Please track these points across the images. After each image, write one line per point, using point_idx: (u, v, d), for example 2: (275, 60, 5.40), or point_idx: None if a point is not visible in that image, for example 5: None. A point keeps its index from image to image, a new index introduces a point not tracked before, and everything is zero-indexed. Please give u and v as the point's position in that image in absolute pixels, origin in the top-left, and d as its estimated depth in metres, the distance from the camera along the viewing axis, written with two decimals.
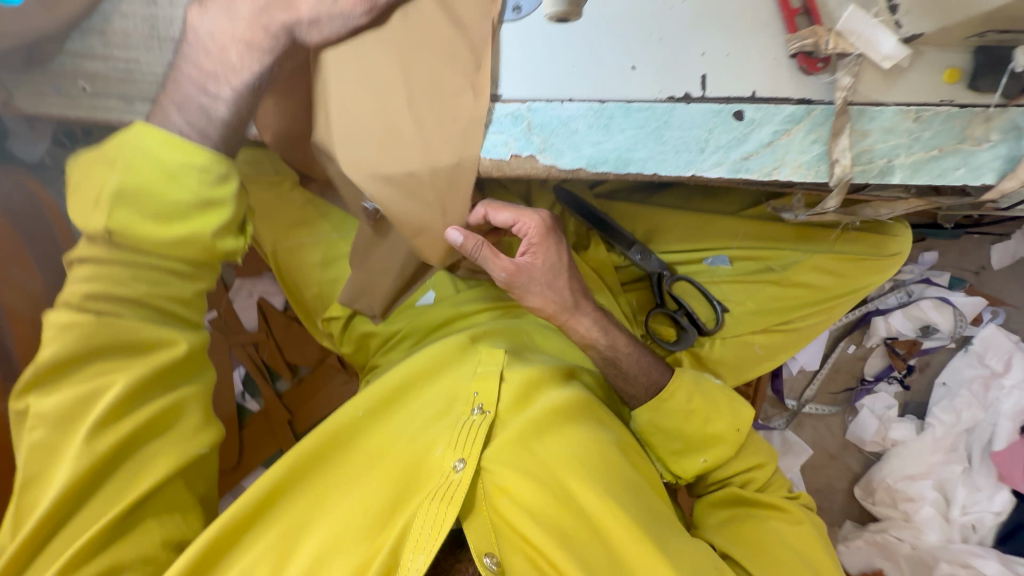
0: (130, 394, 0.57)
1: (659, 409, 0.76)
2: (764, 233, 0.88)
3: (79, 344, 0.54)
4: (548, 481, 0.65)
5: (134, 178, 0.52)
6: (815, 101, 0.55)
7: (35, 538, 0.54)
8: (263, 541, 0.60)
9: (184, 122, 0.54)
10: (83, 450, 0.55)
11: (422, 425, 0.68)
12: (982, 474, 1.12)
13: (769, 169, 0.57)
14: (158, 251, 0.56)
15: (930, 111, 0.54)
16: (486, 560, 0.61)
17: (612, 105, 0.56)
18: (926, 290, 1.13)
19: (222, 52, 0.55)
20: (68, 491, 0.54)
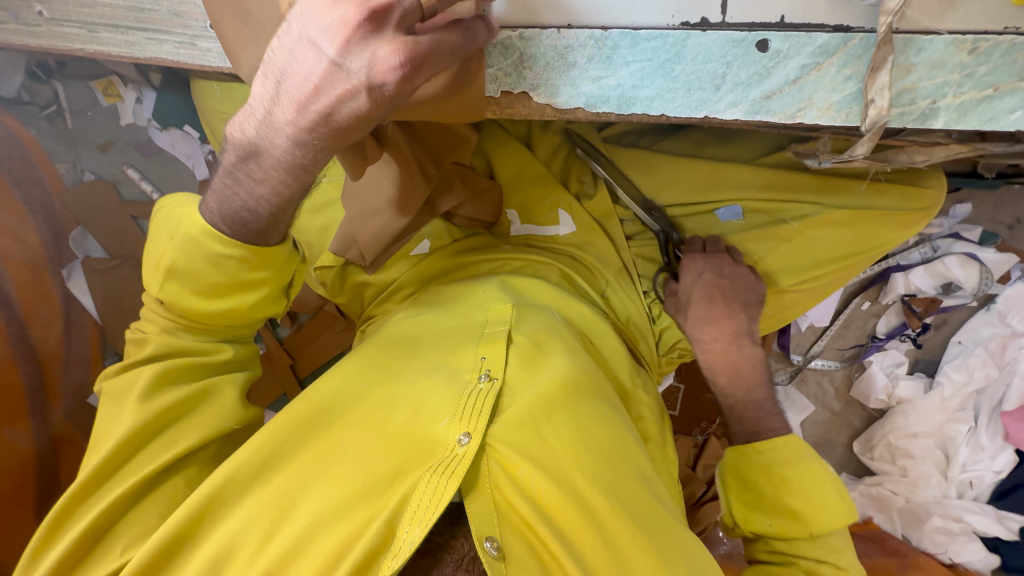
0: (166, 376, 0.65)
1: (749, 457, 0.72)
2: (784, 184, 0.81)
3: (148, 353, 0.66)
4: (554, 465, 0.60)
5: (186, 259, 0.61)
6: (853, 29, 0.47)
7: (78, 491, 0.59)
8: (251, 508, 0.58)
9: (219, 209, 0.59)
10: (128, 418, 0.62)
11: (430, 386, 0.64)
12: (988, 432, 1.11)
13: (792, 111, 0.50)
14: (208, 319, 0.65)
15: (989, 42, 0.46)
16: (487, 544, 0.56)
17: (616, 33, 0.49)
18: (953, 246, 1.06)
19: (255, 157, 0.53)
20: (111, 451, 0.60)
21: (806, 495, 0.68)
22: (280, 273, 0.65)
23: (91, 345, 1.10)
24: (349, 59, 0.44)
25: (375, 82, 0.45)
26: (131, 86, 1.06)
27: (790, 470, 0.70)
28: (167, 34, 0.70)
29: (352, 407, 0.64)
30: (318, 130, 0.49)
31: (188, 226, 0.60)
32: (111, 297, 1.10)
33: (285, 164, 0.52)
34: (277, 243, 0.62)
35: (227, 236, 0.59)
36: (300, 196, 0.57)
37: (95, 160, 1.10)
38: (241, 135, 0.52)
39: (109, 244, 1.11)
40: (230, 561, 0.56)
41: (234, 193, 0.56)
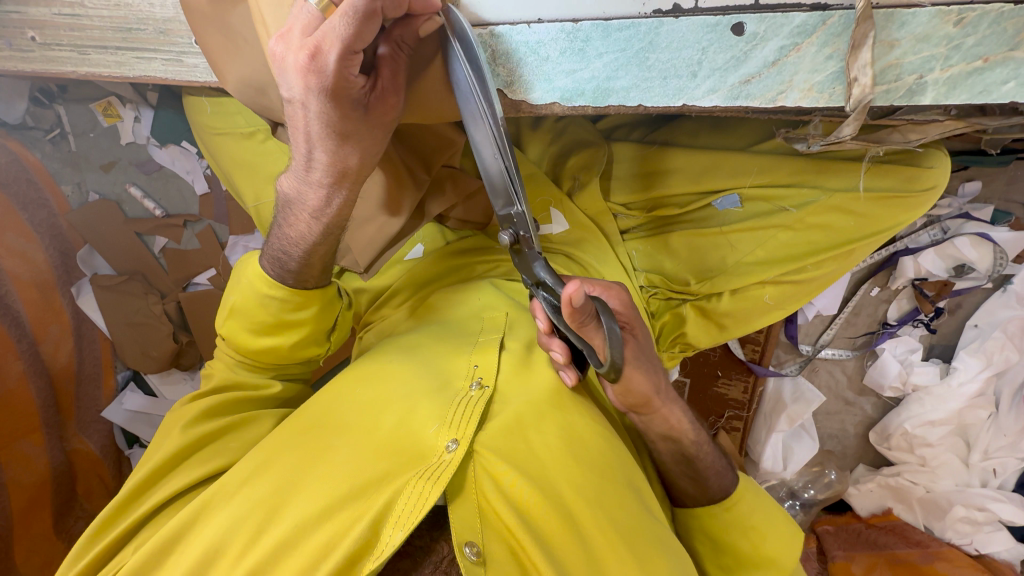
0: (215, 405, 0.68)
1: (718, 519, 0.70)
2: (780, 170, 0.79)
3: (208, 384, 0.71)
4: (537, 471, 0.60)
5: (243, 301, 0.68)
6: (832, 7, 0.45)
7: (117, 507, 0.62)
8: (238, 507, 0.58)
9: (268, 253, 0.67)
10: (173, 440, 0.65)
11: (422, 393, 0.63)
12: (1010, 418, 1.07)
13: (773, 95, 0.49)
14: (258, 355, 0.70)
15: (976, 11, 0.44)
16: (465, 549, 0.55)
17: (587, 25, 0.48)
18: (964, 226, 1.02)
19: (301, 209, 0.62)
20: (148, 469, 0.63)
21: (775, 541, 0.70)
22: (325, 313, 0.70)
23: (103, 361, 1.14)
24: (288, 85, 0.50)
25: (313, 89, 0.49)
26: (129, 105, 1.07)
27: (760, 519, 0.70)
28: (155, 52, 0.71)
29: (342, 411, 0.64)
30: (319, 166, 0.57)
31: (247, 271, 0.69)
32: (117, 313, 1.12)
33: (311, 208, 0.61)
34: (314, 284, 0.68)
35: (272, 277, 0.67)
36: (335, 233, 0.64)
37: (99, 180, 1.12)
38: (282, 193, 0.64)
39: (117, 260, 1.14)
40: (215, 562, 0.56)
41: (277, 238, 0.65)
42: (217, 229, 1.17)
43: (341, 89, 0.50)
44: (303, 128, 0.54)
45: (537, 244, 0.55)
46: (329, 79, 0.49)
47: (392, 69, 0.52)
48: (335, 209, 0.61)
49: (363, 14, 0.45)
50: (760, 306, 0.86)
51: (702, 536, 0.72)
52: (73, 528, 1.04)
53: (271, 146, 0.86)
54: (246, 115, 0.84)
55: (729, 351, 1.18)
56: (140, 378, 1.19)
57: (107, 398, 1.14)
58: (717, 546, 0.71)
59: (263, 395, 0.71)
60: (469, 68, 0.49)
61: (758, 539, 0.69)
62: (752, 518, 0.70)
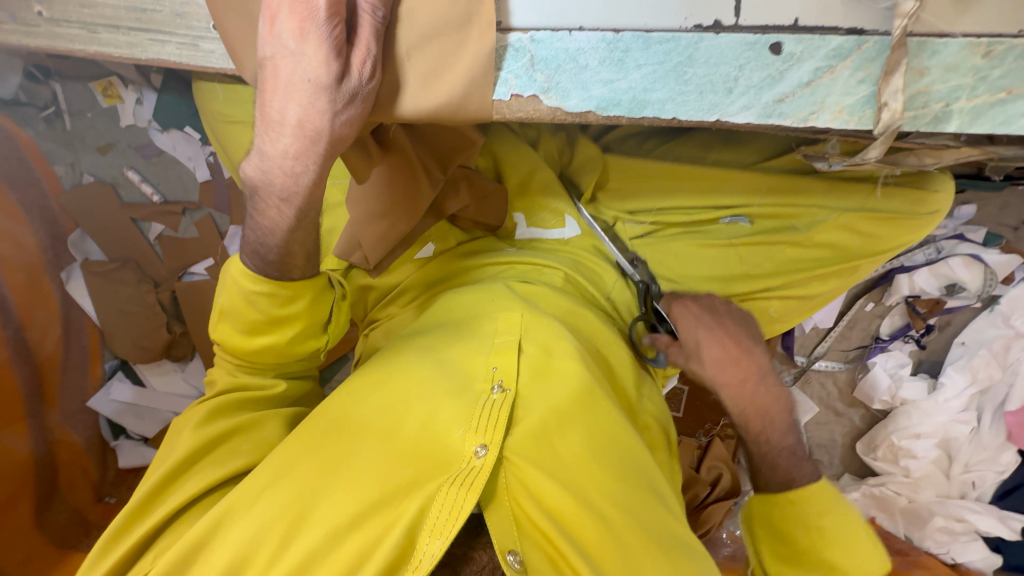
0: (224, 406, 0.67)
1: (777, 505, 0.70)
2: (791, 187, 0.81)
3: (212, 390, 0.70)
4: (567, 475, 0.60)
5: (230, 300, 0.65)
6: (867, 32, 0.46)
7: (130, 516, 0.60)
8: (262, 514, 0.57)
9: (247, 247, 0.63)
10: (184, 442, 0.63)
11: (444, 396, 0.62)
12: (991, 433, 1.10)
13: (804, 114, 0.50)
14: (253, 357, 0.68)
15: (1003, 45, 0.46)
16: (509, 557, 0.55)
17: (628, 35, 0.49)
18: (957, 247, 1.06)
19: (271, 200, 0.57)
20: (161, 476, 0.61)
21: (842, 559, 0.67)
22: (318, 307, 0.68)
23: (90, 349, 1.11)
24: (283, 44, 0.47)
25: (308, 68, 0.47)
26: (132, 87, 1.04)
27: (830, 520, 0.68)
28: (170, 36, 0.69)
29: (361, 414, 0.63)
30: (286, 133, 0.51)
31: (228, 270, 0.65)
32: (108, 301, 1.09)
33: (279, 190, 0.56)
34: (300, 277, 0.65)
35: (254, 272, 0.63)
36: (310, 219, 0.59)
37: (94, 162, 1.08)
38: (246, 179, 0.57)
39: (109, 245, 1.10)
40: (245, 569, 0.56)
41: (252, 228, 0.61)
42: (218, 218, 1.14)
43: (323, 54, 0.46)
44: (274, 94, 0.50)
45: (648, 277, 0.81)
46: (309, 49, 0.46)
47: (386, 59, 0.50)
48: (305, 190, 0.55)
49: None
50: (765, 319, 0.89)
51: (767, 520, 0.72)
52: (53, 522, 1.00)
53: None
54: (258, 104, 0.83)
55: None
56: (129, 367, 1.16)
57: (94, 387, 1.11)
58: (777, 530, 0.71)
59: (267, 395, 0.70)
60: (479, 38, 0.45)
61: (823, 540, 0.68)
62: (820, 514, 0.68)
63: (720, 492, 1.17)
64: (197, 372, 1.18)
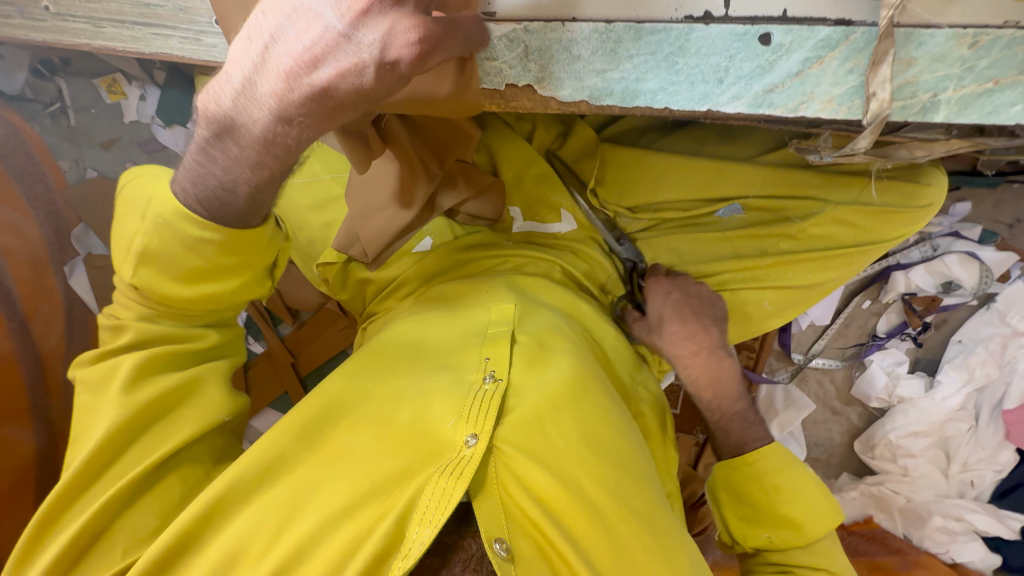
0: (146, 366, 0.61)
1: (737, 469, 0.75)
2: (785, 181, 0.82)
3: (121, 338, 0.61)
4: (558, 466, 0.60)
5: (157, 241, 0.56)
6: (855, 22, 0.47)
7: (64, 495, 0.55)
8: (259, 507, 0.56)
9: (189, 182, 0.53)
10: (111, 412, 0.58)
11: (437, 387, 0.63)
12: (988, 431, 1.10)
13: (795, 104, 0.50)
14: (183, 305, 0.61)
15: (989, 36, 0.47)
16: (495, 545, 0.56)
17: (621, 26, 0.49)
18: (953, 244, 1.06)
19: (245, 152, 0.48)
20: (92, 452, 0.56)
21: (810, 502, 0.72)
22: (260, 256, 0.60)
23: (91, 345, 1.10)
24: (371, 34, 0.41)
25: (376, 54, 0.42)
26: (136, 83, 1.07)
27: (783, 479, 0.73)
28: (173, 30, 0.70)
29: (356, 405, 0.64)
30: (308, 103, 0.44)
31: (158, 208, 0.55)
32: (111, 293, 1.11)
33: (265, 141, 0.47)
34: (258, 225, 0.57)
35: (201, 217, 0.54)
36: (283, 173, 0.52)
37: (98, 157, 1.10)
38: (210, 112, 0.47)
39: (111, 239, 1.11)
40: (237, 564, 0.54)
41: (208, 170, 0.51)
42: None
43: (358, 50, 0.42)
44: (324, 55, 0.42)
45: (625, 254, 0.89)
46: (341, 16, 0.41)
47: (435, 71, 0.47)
48: (290, 156, 0.49)
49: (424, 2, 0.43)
50: (761, 312, 0.89)
51: (728, 492, 0.77)
52: None
53: None
54: None
55: None
56: None
57: None
58: (741, 500, 0.75)
59: (194, 349, 0.64)
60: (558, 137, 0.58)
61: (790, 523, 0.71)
62: (779, 479, 0.73)
63: None
64: None
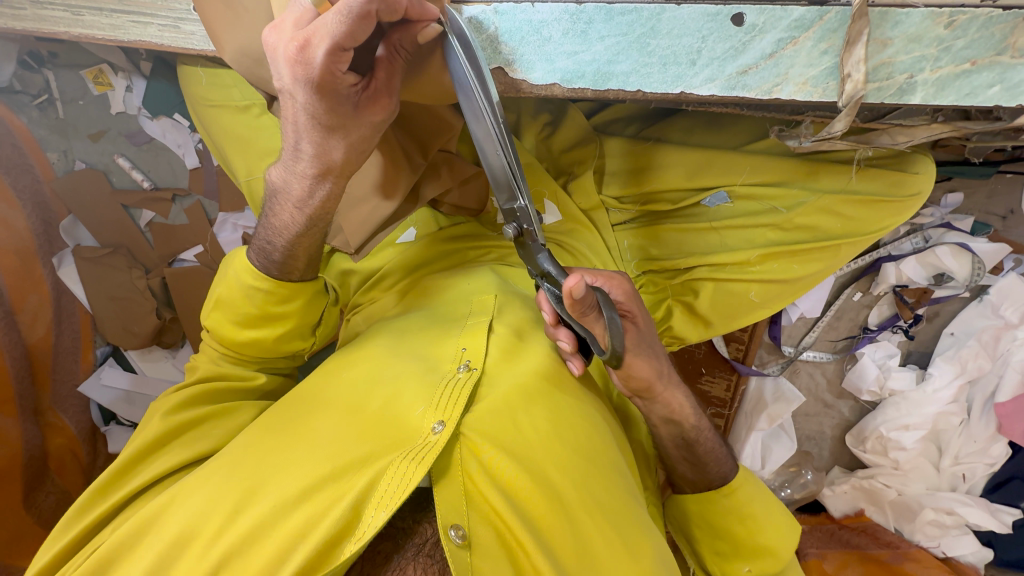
0: (198, 393, 0.67)
1: (711, 504, 0.73)
2: (771, 170, 0.80)
3: (194, 376, 0.70)
4: (525, 457, 0.60)
5: (227, 291, 0.67)
6: (829, 2, 0.47)
7: (92, 495, 0.61)
8: (217, 485, 0.57)
9: (256, 242, 0.65)
10: (154, 426, 0.64)
11: (410, 376, 0.63)
12: (981, 424, 1.10)
13: (769, 86, 0.50)
14: (237, 346, 0.69)
15: (966, 15, 0.46)
16: (451, 532, 0.54)
17: (591, 7, 0.49)
18: (945, 235, 1.05)
19: (286, 206, 0.61)
20: (126, 457, 0.62)
21: (770, 527, 0.72)
22: (310, 306, 0.69)
23: (82, 335, 1.13)
24: (278, 75, 0.49)
25: (300, 80, 0.48)
26: (122, 74, 1.04)
27: (756, 510, 0.72)
28: (152, 17, 0.70)
29: (327, 391, 0.63)
30: (306, 157, 0.56)
31: (234, 261, 0.68)
32: (98, 286, 1.11)
33: (297, 198, 0.60)
34: (299, 278, 0.67)
35: (257, 268, 0.65)
36: (313, 229, 0.62)
37: (86, 150, 1.09)
38: (269, 182, 0.62)
39: (100, 232, 1.12)
40: (191, 541, 0.55)
41: (264, 228, 0.64)
42: (207, 206, 1.14)
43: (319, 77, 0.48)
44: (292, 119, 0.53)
45: (541, 237, 0.56)
46: (297, 72, 0.48)
47: (387, 70, 0.52)
48: (319, 203, 0.60)
49: (358, 14, 0.44)
50: (746, 304, 0.89)
51: (699, 523, 0.75)
52: (43, 503, 1.02)
53: (266, 121, 0.85)
54: (240, 89, 0.84)
55: (714, 349, 1.19)
56: (120, 354, 1.18)
57: (85, 372, 1.14)
58: (716, 535, 0.74)
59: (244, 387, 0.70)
60: (469, 66, 0.48)
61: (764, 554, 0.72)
62: (752, 512, 0.72)
63: None
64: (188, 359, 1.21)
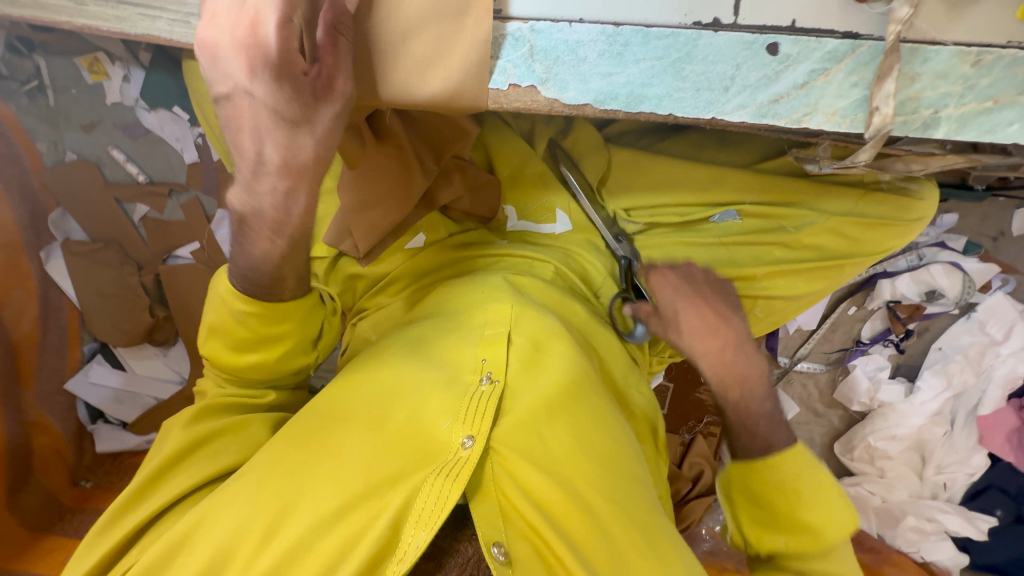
0: (212, 407, 0.67)
1: (756, 473, 0.65)
2: (778, 188, 0.82)
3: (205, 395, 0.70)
4: (554, 470, 0.60)
5: (218, 315, 0.64)
6: (862, 36, 0.47)
7: (108, 519, 0.60)
8: (245, 503, 0.56)
9: (234, 267, 0.61)
10: (171, 442, 0.63)
11: (433, 389, 0.62)
12: (963, 435, 1.14)
13: (799, 115, 0.50)
14: (241, 369, 0.67)
15: (992, 55, 0.47)
16: (494, 549, 0.56)
17: (628, 30, 0.49)
18: (938, 254, 1.09)
19: (259, 233, 0.56)
20: (149, 474, 0.62)
21: (822, 506, 0.64)
22: (302, 326, 0.67)
23: (69, 332, 1.10)
24: (226, 70, 0.47)
25: (255, 63, 0.46)
26: (119, 63, 0.99)
27: (803, 482, 0.63)
28: (161, 11, 0.67)
29: (348, 405, 0.62)
30: (270, 166, 0.51)
31: (216, 286, 0.64)
32: (88, 281, 1.07)
33: (270, 221, 0.54)
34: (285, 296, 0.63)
35: (239, 291, 0.62)
36: (293, 247, 0.58)
37: (78, 140, 1.05)
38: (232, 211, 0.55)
39: (91, 226, 1.08)
40: (227, 563, 0.55)
41: (240, 255, 0.59)
42: (205, 202, 1.11)
43: (274, 65, 0.46)
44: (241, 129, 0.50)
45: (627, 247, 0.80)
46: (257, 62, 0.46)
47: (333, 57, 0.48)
48: (296, 220, 0.55)
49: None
50: (750, 318, 0.90)
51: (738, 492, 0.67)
52: (27, 504, 0.98)
53: None
54: None
55: None
56: (109, 351, 1.15)
57: (72, 369, 1.10)
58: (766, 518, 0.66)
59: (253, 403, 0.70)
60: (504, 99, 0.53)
61: (806, 541, 0.63)
62: (809, 500, 0.63)
63: (701, 488, 1.17)
64: (179, 357, 1.18)
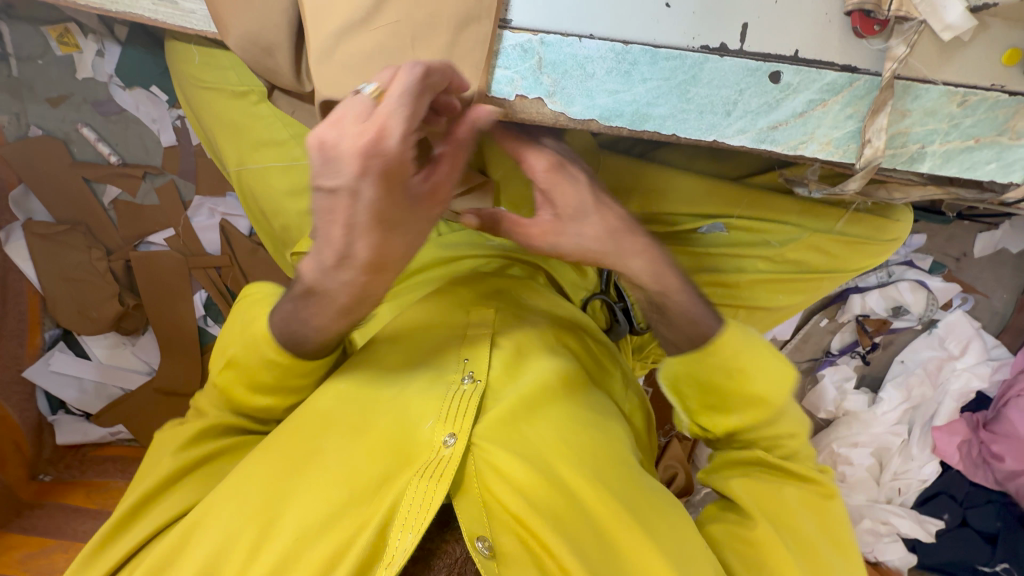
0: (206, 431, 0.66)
1: (702, 362, 0.62)
2: (766, 203, 0.83)
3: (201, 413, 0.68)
4: (537, 462, 0.60)
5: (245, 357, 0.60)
6: (860, 70, 0.49)
7: (94, 548, 0.59)
8: (229, 514, 0.56)
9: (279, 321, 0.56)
10: (161, 467, 0.63)
11: (414, 394, 0.61)
12: (918, 445, 1.20)
13: (795, 143, 0.51)
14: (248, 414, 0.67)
15: (977, 96, 0.49)
16: (477, 543, 0.55)
17: (637, 49, 0.49)
18: (907, 272, 1.15)
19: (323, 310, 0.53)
20: (139, 496, 0.61)
21: (764, 373, 0.62)
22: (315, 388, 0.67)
23: (29, 316, 1.04)
24: (336, 171, 0.42)
25: (370, 171, 0.42)
26: (92, 37, 0.94)
27: (745, 359, 0.61)
28: None
29: (328, 407, 0.61)
30: (354, 262, 0.48)
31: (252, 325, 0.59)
32: (53, 265, 1.03)
33: (341, 308, 0.52)
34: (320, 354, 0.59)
35: (278, 345, 0.57)
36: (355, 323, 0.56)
37: (44, 114, 0.99)
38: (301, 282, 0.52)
39: (55, 206, 1.03)
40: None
41: (292, 316, 0.55)
42: (181, 187, 1.07)
43: (388, 168, 0.43)
44: (332, 216, 0.45)
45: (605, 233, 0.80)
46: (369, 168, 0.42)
47: (448, 163, 0.49)
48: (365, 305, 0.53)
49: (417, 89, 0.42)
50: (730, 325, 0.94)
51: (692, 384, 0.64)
52: None
53: (264, 109, 0.80)
54: (238, 71, 0.79)
55: None
56: (72, 338, 1.10)
57: (31, 356, 1.05)
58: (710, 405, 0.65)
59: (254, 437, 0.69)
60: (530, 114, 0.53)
61: (755, 394, 0.62)
62: (761, 386, 0.62)
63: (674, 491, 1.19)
64: (149, 347, 1.13)
